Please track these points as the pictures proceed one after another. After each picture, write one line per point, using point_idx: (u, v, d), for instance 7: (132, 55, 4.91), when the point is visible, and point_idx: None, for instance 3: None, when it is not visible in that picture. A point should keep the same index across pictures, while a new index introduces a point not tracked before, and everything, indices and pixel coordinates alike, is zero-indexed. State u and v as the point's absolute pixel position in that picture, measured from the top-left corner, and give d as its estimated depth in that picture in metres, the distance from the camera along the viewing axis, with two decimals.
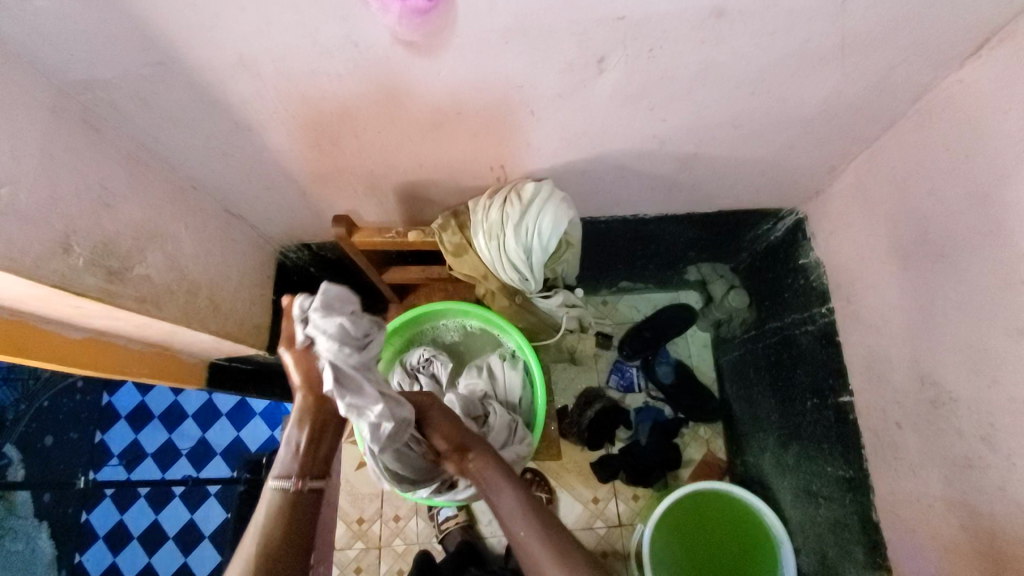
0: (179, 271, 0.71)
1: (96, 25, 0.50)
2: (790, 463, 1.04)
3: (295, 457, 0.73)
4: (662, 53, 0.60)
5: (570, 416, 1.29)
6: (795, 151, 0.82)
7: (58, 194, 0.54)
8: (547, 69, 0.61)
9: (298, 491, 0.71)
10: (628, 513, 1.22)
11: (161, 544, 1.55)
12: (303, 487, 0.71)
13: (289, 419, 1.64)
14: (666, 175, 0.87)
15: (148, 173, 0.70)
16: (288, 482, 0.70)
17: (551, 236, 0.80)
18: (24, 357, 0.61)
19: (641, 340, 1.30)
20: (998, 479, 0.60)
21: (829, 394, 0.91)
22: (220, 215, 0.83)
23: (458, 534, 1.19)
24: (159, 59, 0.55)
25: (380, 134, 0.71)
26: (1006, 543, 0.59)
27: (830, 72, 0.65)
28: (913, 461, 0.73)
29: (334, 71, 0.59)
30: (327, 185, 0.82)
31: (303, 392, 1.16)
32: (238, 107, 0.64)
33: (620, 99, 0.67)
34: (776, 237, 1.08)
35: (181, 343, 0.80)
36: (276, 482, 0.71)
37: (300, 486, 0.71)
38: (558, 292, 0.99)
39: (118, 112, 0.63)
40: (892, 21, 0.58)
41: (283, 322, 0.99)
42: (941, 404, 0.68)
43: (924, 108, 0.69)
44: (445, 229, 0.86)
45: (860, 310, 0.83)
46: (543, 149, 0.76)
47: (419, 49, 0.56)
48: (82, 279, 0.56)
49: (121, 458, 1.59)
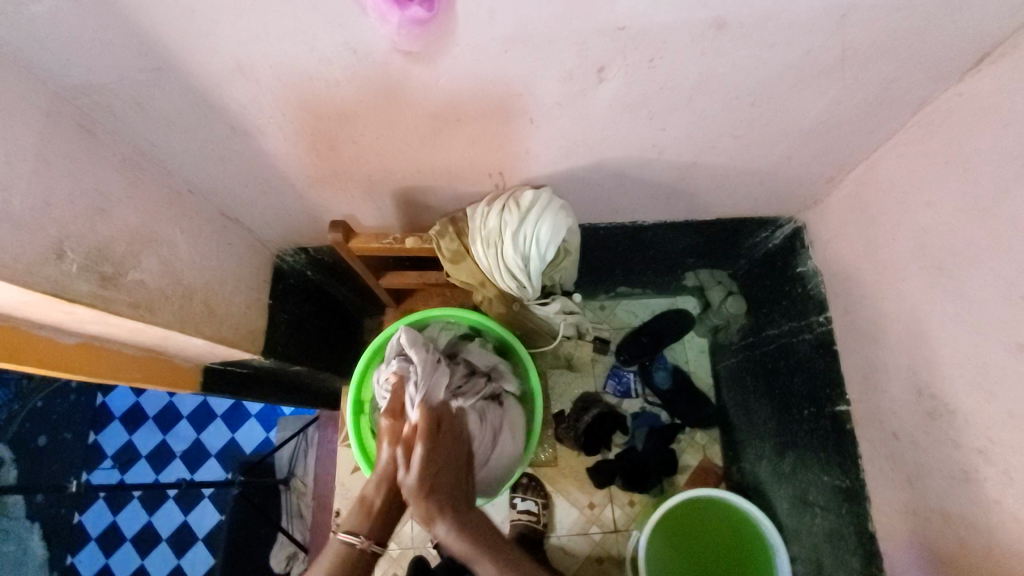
0: (174, 276, 0.71)
1: (92, 31, 0.50)
2: (786, 471, 1.04)
3: (366, 515, 0.84)
4: (663, 64, 0.59)
5: (567, 421, 1.28)
6: (793, 161, 0.82)
7: (51, 199, 0.53)
8: (547, 77, 0.60)
9: (362, 550, 0.81)
10: (625, 518, 1.23)
11: (154, 545, 1.55)
12: (367, 547, 0.82)
13: (284, 420, 1.64)
14: (665, 183, 0.87)
15: (144, 177, 0.69)
16: (354, 540, 0.81)
17: (549, 244, 0.80)
18: (30, 363, 0.62)
19: (638, 345, 1.29)
20: (995, 493, 0.60)
21: (826, 403, 0.91)
22: (216, 219, 0.83)
23: (454, 538, 1.18)
24: (155, 64, 0.55)
25: (379, 139, 0.70)
26: (1003, 557, 0.58)
27: (830, 84, 0.65)
28: (910, 472, 0.73)
29: (333, 78, 0.58)
30: (324, 190, 0.82)
31: (300, 395, 1.16)
32: (236, 112, 0.63)
33: (621, 107, 0.67)
34: (775, 244, 1.07)
35: (175, 348, 0.80)
36: (343, 537, 0.81)
37: (365, 545, 0.81)
38: (556, 299, 0.97)
39: (113, 116, 0.62)
40: (893, 35, 0.58)
41: (280, 326, 0.98)
42: (937, 416, 0.68)
43: (924, 120, 0.69)
44: (443, 236, 0.86)
45: (858, 320, 0.83)
46: (543, 156, 0.76)
47: (418, 57, 0.56)
48: (75, 286, 0.55)
49: (114, 460, 1.59)
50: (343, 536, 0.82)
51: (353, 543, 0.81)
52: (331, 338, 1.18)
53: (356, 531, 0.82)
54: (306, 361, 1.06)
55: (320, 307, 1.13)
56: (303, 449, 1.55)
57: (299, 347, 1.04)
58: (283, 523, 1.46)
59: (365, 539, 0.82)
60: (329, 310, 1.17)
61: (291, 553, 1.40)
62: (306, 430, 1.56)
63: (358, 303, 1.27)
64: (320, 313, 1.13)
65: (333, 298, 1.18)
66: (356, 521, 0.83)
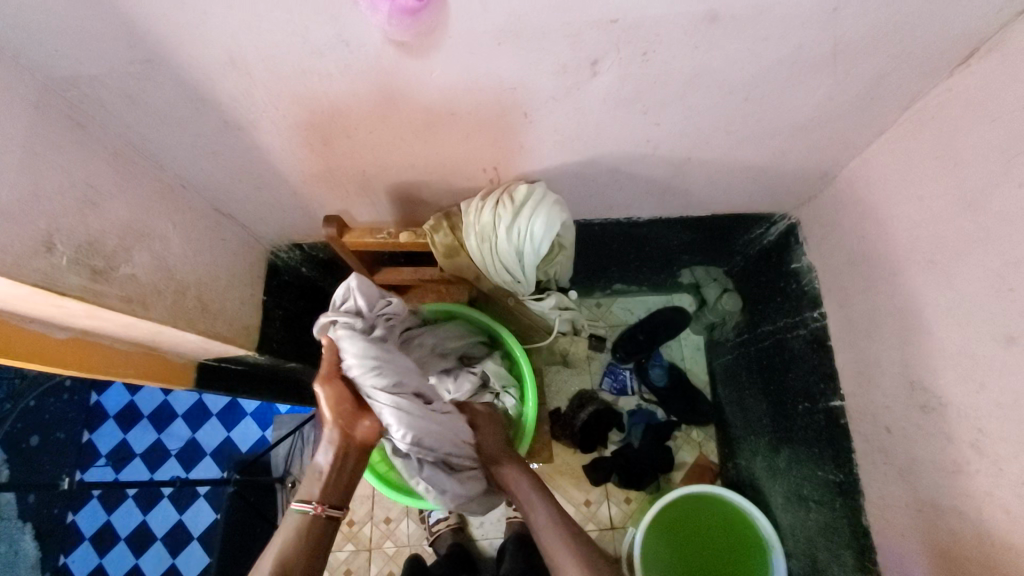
0: (166, 270, 0.70)
1: (80, 21, 0.50)
2: (781, 467, 1.04)
3: (316, 480, 0.80)
4: (656, 58, 0.60)
5: (563, 419, 1.29)
6: (787, 156, 0.82)
7: (40, 191, 0.53)
8: (540, 71, 0.60)
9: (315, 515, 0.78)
10: (621, 516, 1.23)
11: (149, 545, 1.54)
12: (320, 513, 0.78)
13: (279, 419, 1.64)
14: (659, 178, 0.87)
15: (135, 171, 0.69)
16: (308, 506, 0.78)
17: (543, 239, 0.80)
18: (21, 358, 0.62)
19: (635, 342, 1.28)
20: (986, 485, 0.60)
21: (821, 399, 0.91)
22: (208, 214, 0.82)
23: (448, 536, 1.19)
24: (146, 56, 0.54)
25: (372, 134, 0.70)
26: (995, 549, 0.59)
27: (822, 78, 0.65)
28: (903, 466, 0.73)
29: (326, 71, 0.58)
30: (317, 185, 0.82)
31: (295, 393, 1.16)
32: (227, 105, 0.63)
33: (614, 102, 0.67)
34: (769, 241, 1.07)
35: (168, 344, 0.79)
36: (297, 504, 0.78)
37: (319, 510, 0.78)
38: (551, 295, 0.97)
39: (103, 109, 0.62)
40: (884, 29, 0.58)
41: (274, 322, 0.98)
42: (929, 410, 0.68)
43: (915, 114, 0.69)
44: (437, 230, 0.85)
45: (851, 315, 0.83)
46: (536, 151, 0.76)
47: (410, 49, 0.55)
48: (65, 279, 0.55)
49: (109, 459, 1.58)
50: (298, 503, 0.78)
51: (306, 510, 0.78)
52: None
53: (310, 499, 0.79)
54: (300, 358, 1.05)
55: (315, 304, 1.12)
56: (299, 447, 1.54)
57: (294, 344, 1.04)
58: (278, 520, 1.45)
59: (321, 505, 0.78)
60: (324, 307, 1.16)
61: None
62: (301, 428, 1.55)
63: None
64: (314, 310, 1.12)
65: (328, 295, 1.18)
66: (311, 486, 0.79)
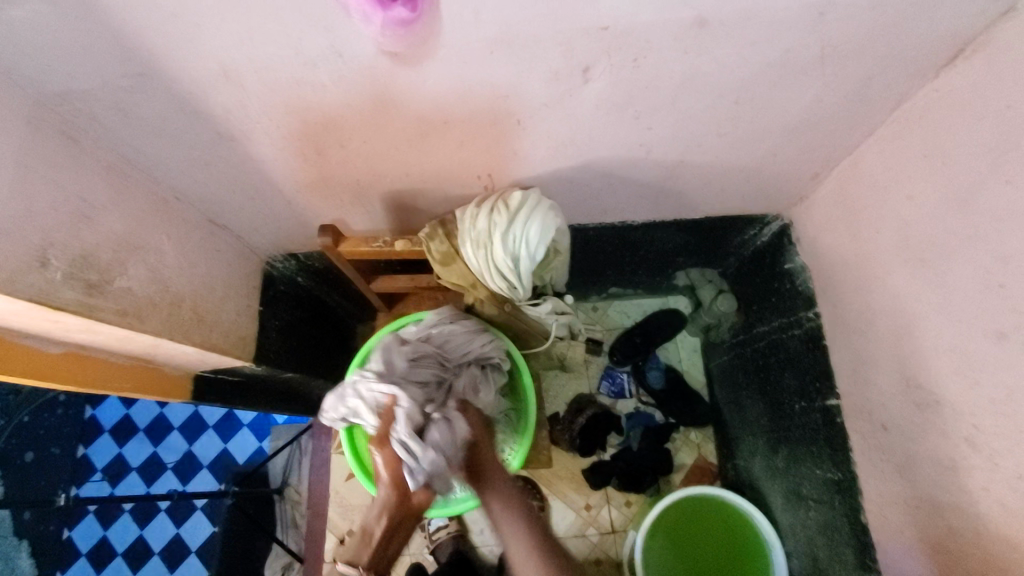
0: (162, 283, 0.70)
1: (72, 35, 0.50)
2: (779, 467, 1.04)
3: (364, 545, 0.82)
4: (647, 63, 0.60)
5: (561, 423, 1.29)
6: (778, 159, 0.83)
7: (34, 207, 0.53)
8: (533, 78, 0.61)
9: None
10: (621, 519, 1.23)
11: (146, 559, 1.53)
12: None
13: (277, 429, 1.65)
14: (652, 182, 0.88)
15: (129, 183, 0.69)
16: (352, 571, 0.78)
17: (538, 245, 0.80)
18: (60, 382, 0.67)
19: (631, 345, 1.29)
20: (982, 480, 0.60)
21: (817, 397, 0.91)
22: (203, 225, 0.82)
23: (449, 544, 1.19)
24: (139, 69, 0.54)
25: (365, 143, 0.70)
26: (994, 546, 0.59)
27: (811, 81, 0.66)
28: (900, 463, 0.73)
29: (319, 81, 0.58)
30: (312, 195, 0.82)
31: (291, 405, 1.16)
32: (220, 117, 0.63)
33: (606, 107, 0.67)
34: (762, 242, 1.08)
35: (164, 357, 0.79)
36: (342, 567, 0.79)
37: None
38: (547, 300, 0.98)
39: (97, 122, 0.62)
40: (870, 31, 0.59)
41: (270, 332, 0.98)
42: (924, 406, 0.68)
43: (903, 115, 0.70)
44: (433, 238, 0.85)
45: (845, 314, 0.84)
46: (530, 158, 0.77)
47: (403, 59, 0.56)
48: (60, 293, 0.55)
49: (104, 473, 1.55)
50: (342, 566, 0.79)
51: (348, 573, 0.79)
52: (322, 345, 1.18)
53: (353, 562, 0.80)
54: (297, 369, 1.05)
55: (311, 314, 1.12)
56: (297, 457, 1.54)
57: (291, 354, 1.03)
58: (279, 533, 1.45)
59: (364, 569, 0.79)
60: (321, 316, 1.17)
61: (286, 564, 1.40)
62: (299, 439, 1.54)
63: (351, 310, 1.27)
64: (312, 320, 1.13)
65: (325, 305, 1.18)
66: (357, 549, 0.81)
